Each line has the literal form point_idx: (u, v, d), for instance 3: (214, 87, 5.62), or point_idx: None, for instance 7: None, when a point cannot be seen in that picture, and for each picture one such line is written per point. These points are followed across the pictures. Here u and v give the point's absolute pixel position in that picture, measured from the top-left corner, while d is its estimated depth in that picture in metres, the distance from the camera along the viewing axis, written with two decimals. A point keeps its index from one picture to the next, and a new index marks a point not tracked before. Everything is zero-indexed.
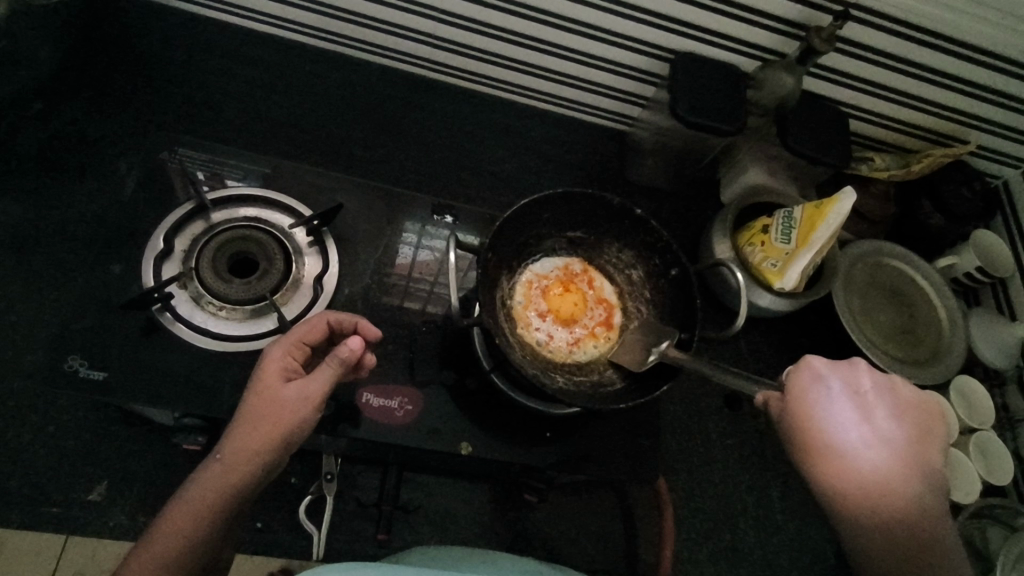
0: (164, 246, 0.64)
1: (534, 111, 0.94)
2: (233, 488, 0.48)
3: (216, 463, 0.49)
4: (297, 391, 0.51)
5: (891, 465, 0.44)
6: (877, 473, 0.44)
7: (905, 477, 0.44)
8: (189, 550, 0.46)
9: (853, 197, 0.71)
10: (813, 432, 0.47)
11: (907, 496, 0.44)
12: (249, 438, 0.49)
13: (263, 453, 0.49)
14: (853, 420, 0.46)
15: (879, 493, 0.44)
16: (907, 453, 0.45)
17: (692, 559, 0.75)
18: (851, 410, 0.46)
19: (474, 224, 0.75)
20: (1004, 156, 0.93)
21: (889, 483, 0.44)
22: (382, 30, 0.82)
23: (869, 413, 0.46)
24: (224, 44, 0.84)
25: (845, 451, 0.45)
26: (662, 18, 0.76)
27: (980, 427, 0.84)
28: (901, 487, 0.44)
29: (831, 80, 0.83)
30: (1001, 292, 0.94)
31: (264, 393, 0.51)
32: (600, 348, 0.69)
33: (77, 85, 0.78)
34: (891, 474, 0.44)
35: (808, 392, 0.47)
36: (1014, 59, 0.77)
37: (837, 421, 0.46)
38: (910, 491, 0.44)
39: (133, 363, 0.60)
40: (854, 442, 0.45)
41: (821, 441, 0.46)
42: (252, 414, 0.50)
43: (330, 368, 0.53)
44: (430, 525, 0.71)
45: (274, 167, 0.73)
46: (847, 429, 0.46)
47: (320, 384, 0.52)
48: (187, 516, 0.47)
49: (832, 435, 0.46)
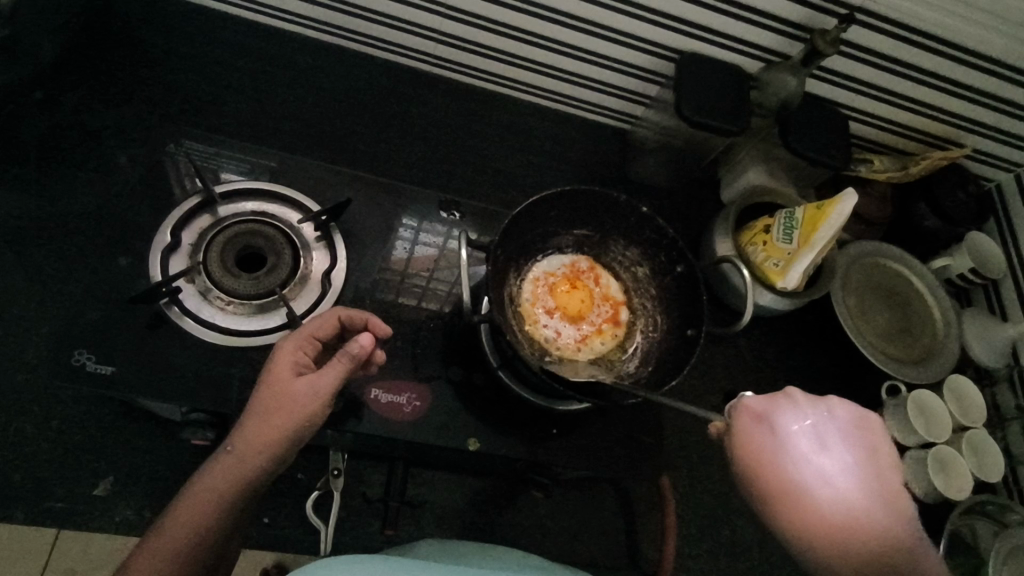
0: (172, 239, 0.64)
1: (538, 108, 0.94)
2: (241, 481, 0.48)
3: (225, 454, 0.49)
4: (307, 386, 0.51)
5: (849, 498, 0.42)
6: (838, 509, 0.42)
7: (866, 508, 0.42)
8: (195, 544, 0.46)
9: (855, 198, 0.71)
10: (765, 473, 0.45)
11: (874, 527, 0.41)
12: (261, 431, 0.49)
13: (271, 446, 0.49)
14: (803, 456, 0.45)
15: (841, 527, 0.41)
16: (866, 480, 0.43)
17: (693, 554, 0.76)
18: (798, 445, 0.45)
19: (480, 221, 0.76)
20: (998, 160, 0.94)
21: (850, 516, 0.42)
22: (385, 24, 0.82)
23: (819, 443, 0.45)
24: (226, 35, 0.83)
25: (800, 488, 0.44)
26: (668, 18, 0.76)
27: (971, 426, 0.85)
28: (863, 519, 0.41)
29: (832, 82, 0.84)
30: (993, 292, 0.96)
31: (273, 387, 0.51)
32: (608, 344, 0.69)
33: (78, 75, 0.76)
34: (855, 505, 0.42)
35: (752, 432, 0.47)
36: (1011, 65, 0.78)
37: (786, 457, 0.45)
38: (874, 521, 0.41)
39: (141, 357, 0.60)
40: (808, 478, 0.44)
41: (776, 479, 0.45)
42: (262, 407, 0.50)
43: (341, 364, 0.52)
44: (435, 520, 0.71)
45: (280, 161, 0.72)
46: (798, 465, 0.44)
47: (330, 379, 0.52)
48: (194, 508, 0.47)
49: (783, 474, 0.45)
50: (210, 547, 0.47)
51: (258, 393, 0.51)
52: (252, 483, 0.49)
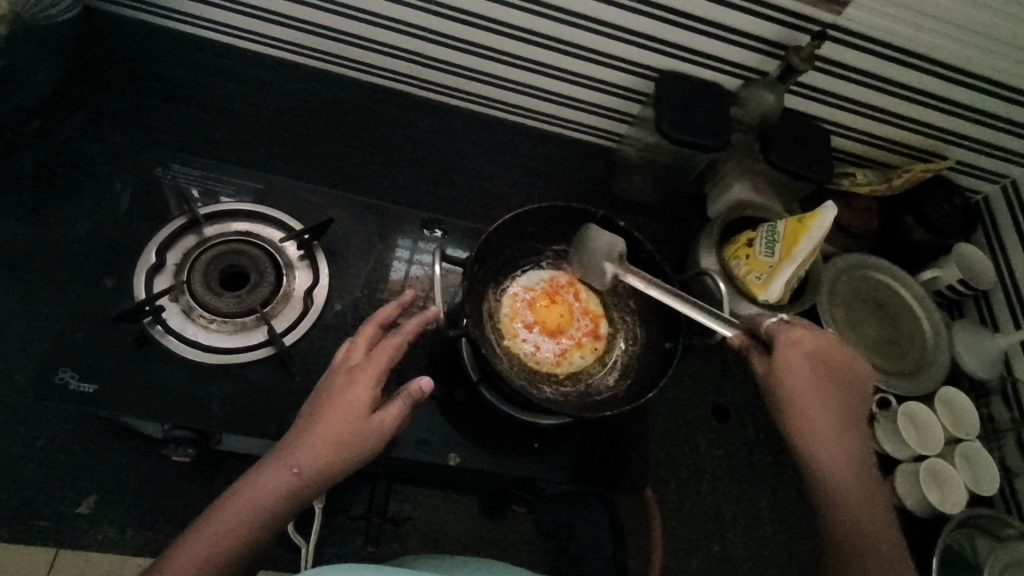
0: (157, 260, 0.66)
1: (524, 128, 0.96)
2: (292, 497, 0.50)
3: (289, 477, 0.50)
4: (370, 417, 0.53)
5: (834, 414, 0.60)
6: (817, 414, 0.60)
7: (850, 417, 0.61)
8: (234, 549, 0.47)
9: (834, 211, 0.72)
10: (797, 401, 0.60)
11: (846, 434, 0.60)
12: (328, 463, 0.50)
13: (329, 469, 0.51)
14: (822, 386, 0.61)
15: (835, 444, 0.59)
16: (837, 404, 0.61)
17: (681, 571, 0.75)
18: (822, 373, 0.62)
19: (463, 239, 0.77)
20: (983, 172, 0.95)
21: (836, 432, 0.60)
22: (371, 50, 0.84)
23: (827, 378, 0.62)
24: (218, 63, 0.85)
25: (813, 415, 0.60)
26: (645, 38, 0.78)
27: (965, 437, 0.84)
28: (851, 422, 0.61)
29: (810, 97, 0.85)
30: (984, 303, 0.96)
31: (344, 414, 0.53)
32: (588, 358, 0.69)
33: (73, 104, 0.79)
34: (849, 417, 0.61)
35: (794, 356, 0.62)
36: (987, 78, 0.79)
37: (818, 389, 0.61)
38: (841, 441, 0.59)
39: (123, 375, 0.61)
40: (808, 396, 0.60)
41: (812, 408, 0.60)
42: (326, 430, 0.51)
43: (400, 402, 0.54)
44: (419, 537, 0.71)
45: (266, 184, 0.74)
46: (818, 393, 0.61)
47: (393, 415, 0.54)
48: (235, 512, 0.48)
49: (804, 398, 0.61)
50: (251, 554, 0.47)
51: (323, 416, 0.52)
52: (303, 499, 0.50)
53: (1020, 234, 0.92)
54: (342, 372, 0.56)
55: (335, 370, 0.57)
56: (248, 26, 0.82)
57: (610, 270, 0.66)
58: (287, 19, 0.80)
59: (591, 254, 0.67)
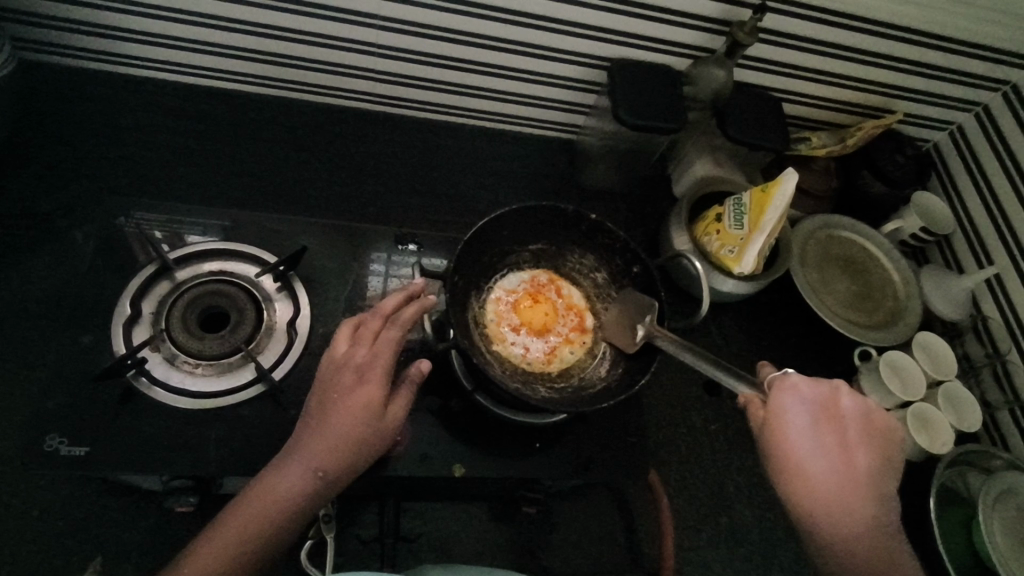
0: (131, 310, 0.64)
1: (484, 130, 0.96)
2: (314, 497, 0.52)
3: (313, 480, 0.52)
4: (383, 416, 0.55)
5: (844, 476, 0.53)
6: (820, 479, 0.52)
7: (868, 480, 0.53)
8: (262, 549, 0.50)
9: (796, 176, 0.74)
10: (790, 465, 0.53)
11: (841, 514, 0.52)
12: (351, 464, 0.53)
13: (350, 469, 0.53)
14: (825, 443, 0.53)
15: (844, 514, 0.52)
16: (840, 466, 0.53)
17: (694, 546, 0.77)
18: (828, 434, 0.53)
19: (439, 248, 0.77)
20: (931, 121, 0.98)
21: (843, 502, 0.52)
22: (322, 70, 0.83)
23: (832, 436, 0.54)
24: (166, 101, 0.84)
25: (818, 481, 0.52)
26: (592, 29, 0.79)
27: (946, 378, 0.87)
28: (876, 484, 0.53)
29: (759, 69, 0.87)
30: (947, 247, 1.00)
31: (360, 414, 0.54)
32: (578, 352, 0.70)
33: (21, 161, 0.77)
34: (841, 499, 0.52)
35: (789, 416, 0.54)
36: (924, 31, 0.82)
37: (819, 450, 0.53)
38: (847, 510, 0.52)
39: (113, 433, 0.60)
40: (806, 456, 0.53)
41: (796, 466, 0.53)
42: (344, 432, 0.53)
43: (408, 391, 0.58)
44: (434, 551, 0.71)
45: (233, 219, 0.73)
46: (818, 452, 0.53)
47: (402, 409, 0.57)
48: (261, 511, 0.51)
49: (804, 458, 0.53)
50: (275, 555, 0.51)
51: (337, 418, 0.54)
52: (322, 499, 0.53)
53: (971, 178, 0.96)
54: (348, 369, 0.56)
55: (336, 367, 0.57)
56: (193, 60, 0.81)
57: (639, 329, 0.64)
58: (233, 50, 0.79)
59: (625, 312, 0.68)
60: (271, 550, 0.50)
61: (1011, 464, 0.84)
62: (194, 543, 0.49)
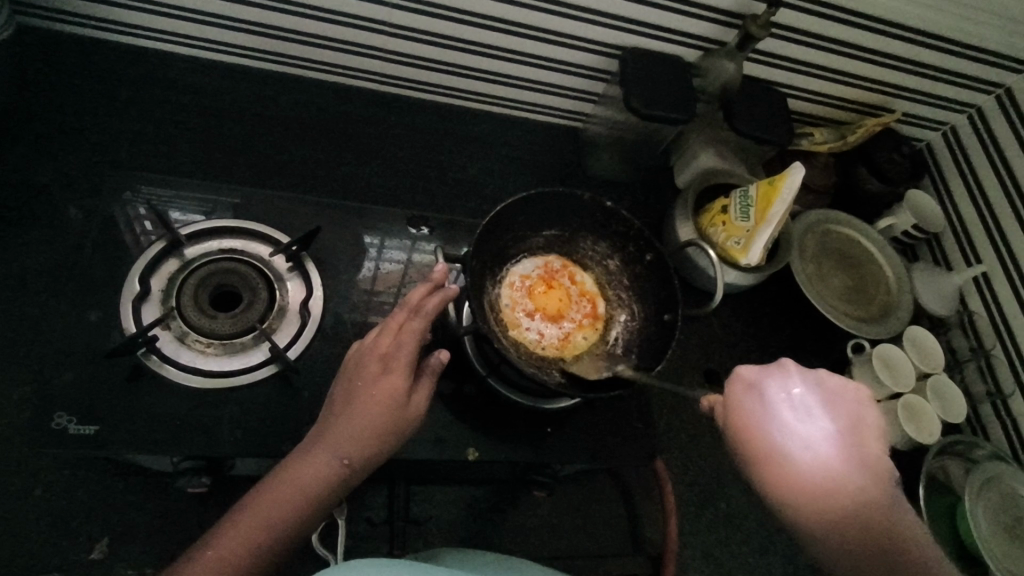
0: (140, 287, 0.63)
1: (492, 116, 0.96)
2: (340, 482, 0.52)
3: (338, 464, 0.52)
4: (409, 402, 0.55)
5: (844, 441, 0.47)
6: (787, 450, 0.47)
7: (842, 451, 0.46)
8: (286, 535, 0.49)
9: (802, 170, 0.75)
10: (754, 440, 0.48)
11: (852, 487, 0.44)
12: (372, 449, 0.53)
13: (373, 456, 0.53)
14: (791, 419, 0.48)
15: (826, 489, 0.45)
16: (815, 436, 0.47)
17: (693, 530, 0.79)
18: (792, 410, 0.49)
19: (450, 233, 0.76)
20: (926, 121, 1.01)
21: (817, 475, 0.45)
22: (330, 48, 0.82)
23: (793, 408, 0.49)
24: (167, 73, 0.81)
25: (787, 454, 0.47)
26: (607, 16, 0.79)
27: (933, 371, 0.89)
28: (857, 453, 0.47)
29: (767, 63, 0.88)
30: (936, 246, 1.04)
31: (383, 401, 0.54)
32: (590, 337, 0.71)
33: (18, 131, 0.74)
34: (831, 468, 0.45)
35: (747, 404, 0.50)
36: (928, 32, 0.83)
37: (784, 432, 0.47)
38: (830, 484, 0.45)
39: (122, 412, 0.58)
40: (785, 441, 0.47)
41: (763, 447, 0.48)
42: (369, 417, 0.53)
43: (427, 381, 0.58)
44: (442, 533, 0.72)
45: (243, 197, 0.71)
46: (789, 426, 0.48)
47: (425, 397, 0.57)
48: (290, 499, 0.50)
49: (776, 440, 0.47)
50: (299, 541, 0.50)
51: (364, 406, 0.53)
52: (348, 485, 0.53)
53: (962, 178, 0.99)
54: (372, 358, 0.56)
55: (364, 355, 0.57)
56: (197, 32, 0.78)
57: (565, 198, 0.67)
58: (244, 22, 0.77)
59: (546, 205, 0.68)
60: (300, 534, 0.50)
61: (994, 454, 0.87)
62: (222, 523, 0.49)
